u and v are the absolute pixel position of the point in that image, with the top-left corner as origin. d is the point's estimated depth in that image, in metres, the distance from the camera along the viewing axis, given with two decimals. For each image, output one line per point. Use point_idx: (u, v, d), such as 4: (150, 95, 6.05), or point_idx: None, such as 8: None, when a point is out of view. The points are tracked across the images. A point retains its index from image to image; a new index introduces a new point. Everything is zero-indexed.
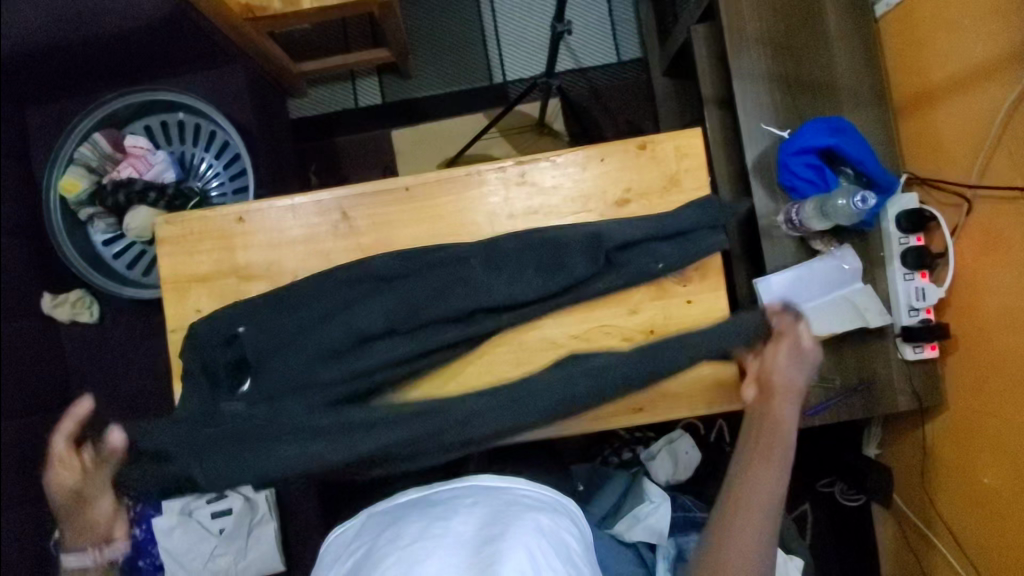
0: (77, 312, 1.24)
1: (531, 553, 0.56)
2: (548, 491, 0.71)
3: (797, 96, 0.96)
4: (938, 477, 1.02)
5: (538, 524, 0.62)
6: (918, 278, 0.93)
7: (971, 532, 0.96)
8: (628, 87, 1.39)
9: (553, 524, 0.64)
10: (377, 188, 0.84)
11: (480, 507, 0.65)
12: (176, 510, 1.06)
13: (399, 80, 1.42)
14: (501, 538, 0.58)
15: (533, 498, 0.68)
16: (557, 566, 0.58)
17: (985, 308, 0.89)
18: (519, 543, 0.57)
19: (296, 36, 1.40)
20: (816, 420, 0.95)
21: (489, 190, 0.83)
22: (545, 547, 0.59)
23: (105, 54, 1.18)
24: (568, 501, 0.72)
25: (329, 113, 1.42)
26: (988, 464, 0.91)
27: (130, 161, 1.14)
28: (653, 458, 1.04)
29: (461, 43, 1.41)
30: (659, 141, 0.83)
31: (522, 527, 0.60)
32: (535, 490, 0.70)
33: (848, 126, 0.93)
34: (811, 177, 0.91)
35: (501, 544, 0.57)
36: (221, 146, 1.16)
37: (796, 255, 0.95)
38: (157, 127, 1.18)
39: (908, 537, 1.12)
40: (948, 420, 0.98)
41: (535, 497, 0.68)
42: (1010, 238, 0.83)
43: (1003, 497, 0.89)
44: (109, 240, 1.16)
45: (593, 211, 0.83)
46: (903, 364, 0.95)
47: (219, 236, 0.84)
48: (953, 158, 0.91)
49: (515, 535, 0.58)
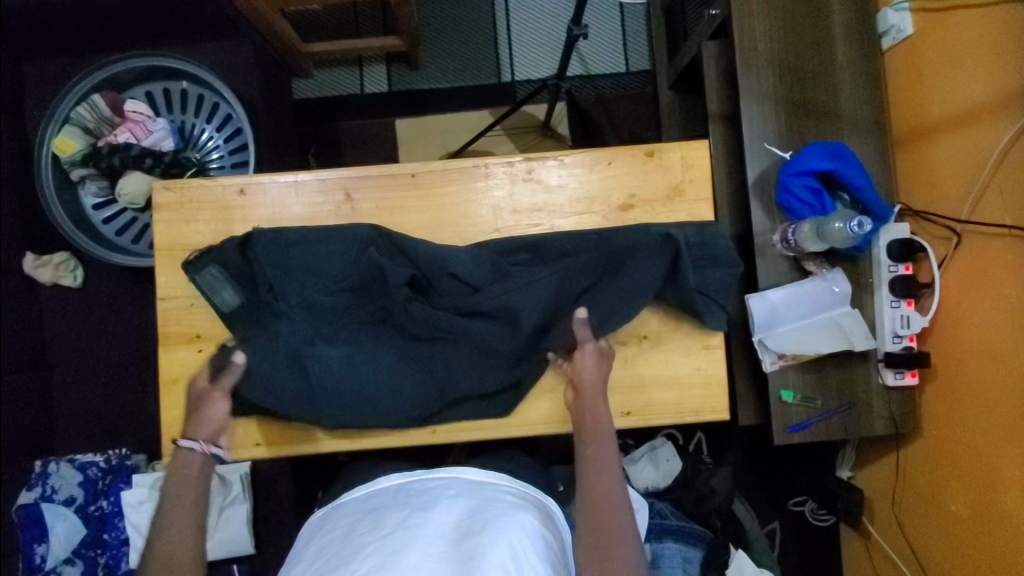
0: (60, 276, 1.21)
1: (512, 550, 0.57)
2: (530, 489, 0.71)
3: (801, 119, 0.98)
4: (906, 502, 1.04)
5: (522, 519, 0.62)
6: (902, 306, 0.96)
7: (935, 558, 0.98)
8: (633, 97, 1.41)
9: (538, 524, 0.64)
10: (382, 172, 0.83)
11: (462, 499, 0.64)
12: (148, 484, 1.05)
13: (407, 69, 1.41)
14: (482, 533, 0.58)
15: (515, 492, 0.68)
16: (538, 564, 0.58)
17: (966, 340, 0.92)
18: (500, 539, 0.57)
19: (307, 16, 1.39)
20: (796, 437, 0.96)
21: (494, 183, 0.83)
22: (528, 543, 0.60)
23: (112, 13, 1.16)
24: (551, 499, 0.72)
25: (334, 96, 1.41)
26: (956, 492, 0.94)
27: (128, 126, 1.11)
28: (633, 462, 1.03)
29: (472, 39, 1.41)
30: (666, 150, 0.84)
31: (504, 523, 0.60)
32: (518, 487, 0.70)
33: (849, 152, 0.95)
34: (809, 200, 0.93)
35: (482, 540, 0.57)
36: (223, 118, 1.15)
37: (789, 275, 0.97)
38: (159, 94, 1.16)
39: (872, 559, 1.15)
40: (922, 447, 1.00)
41: (517, 492, 0.68)
42: (995, 274, 0.86)
43: (968, 526, 0.91)
44: (100, 205, 1.14)
45: (596, 213, 0.83)
46: (883, 389, 0.98)
47: (217, 207, 0.83)
48: (946, 192, 0.93)
49: (497, 531, 0.58)
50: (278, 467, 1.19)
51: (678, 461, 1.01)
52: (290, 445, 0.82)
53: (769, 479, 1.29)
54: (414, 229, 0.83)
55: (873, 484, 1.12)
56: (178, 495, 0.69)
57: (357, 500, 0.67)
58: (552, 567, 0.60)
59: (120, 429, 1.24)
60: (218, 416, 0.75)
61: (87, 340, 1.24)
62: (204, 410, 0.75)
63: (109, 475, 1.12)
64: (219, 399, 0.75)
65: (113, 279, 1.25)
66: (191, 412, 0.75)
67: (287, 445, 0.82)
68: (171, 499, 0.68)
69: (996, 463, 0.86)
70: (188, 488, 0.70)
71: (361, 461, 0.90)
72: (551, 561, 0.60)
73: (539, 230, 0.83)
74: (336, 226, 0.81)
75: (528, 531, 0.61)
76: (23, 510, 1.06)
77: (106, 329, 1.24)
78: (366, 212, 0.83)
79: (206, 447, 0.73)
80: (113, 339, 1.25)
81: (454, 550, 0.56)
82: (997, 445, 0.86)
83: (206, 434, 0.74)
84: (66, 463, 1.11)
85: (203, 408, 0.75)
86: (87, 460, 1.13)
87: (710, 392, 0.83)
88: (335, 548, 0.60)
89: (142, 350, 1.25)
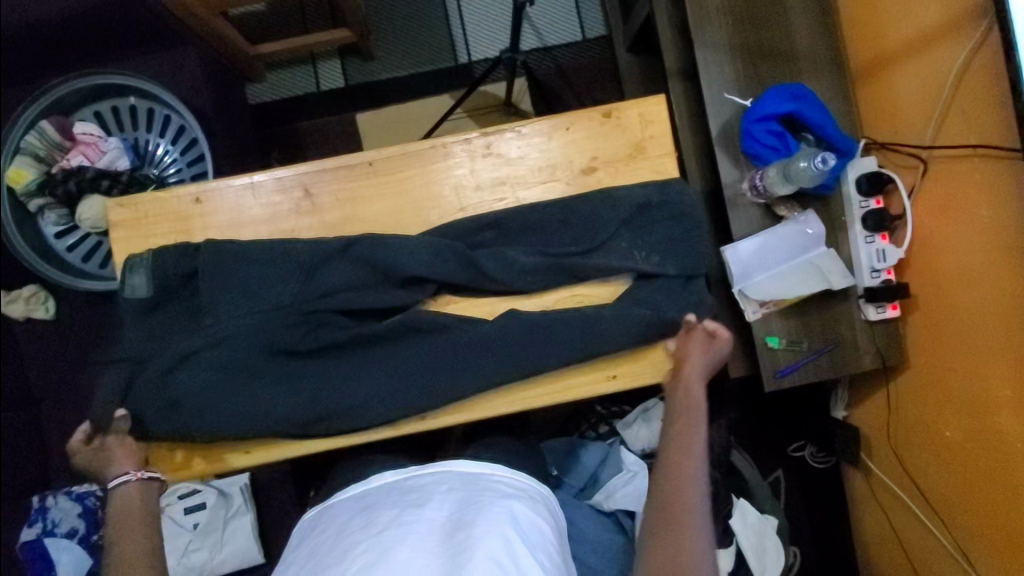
0: (31, 309, 1.19)
1: (504, 537, 0.57)
2: (527, 480, 0.71)
3: (758, 64, 0.97)
4: (903, 434, 1.05)
5: (513, 511, 0.62)
6: (877, 240, 0.95)
7: (935, 485, 0.99)
8: (593, 65, 1.39)
9: (531, 514, 0.64)
10: (340, 164, 0.82)
11: (456, 491, 0.65)
12: None
13: (362, 61, 1.38)
14: (474, 524, 0.58)
15: (510, 483, 0.68)
16: (530, 552, 0.58)
17: (942, 265, 0.92)
18: (492, 530, 0.58)
19: (253, 17, 1.36)
20: (785, 382, 0.96)
21: (455, 162, 0.82)
22: (521, 532, 0.60)
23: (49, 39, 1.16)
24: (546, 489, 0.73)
25: (290, 97, 1.38)
26: (951, 418, 0.94)
27: (80, 148, 1.09)
28: (628, 426, 1.02)
29: (424, 24, 1.38)
30: (623, 109, 0.83)
31: (496, 513, 0.61)
32: (512, 477, 0.70)
33: (809, 92, 0.94)
34: (773, 144, 0.93)
35: (475, 531, 0.57)
36: (177, 130, 1.13)
37: (762, 223, 0.97)
38: (108, 113, 1.13)
39: (875, 494, 1.16)
40: (910, 378, 1.01)
41: (513, 484, 0.68)
42: (963, 195, 0.86)
43: (965, 448, 0.92)
44: (62, 233, 1.12)
45: (560, 180, 0.82)
46: (867, 325, 0.97)
47: (175, 218, 0.81)
48: (908, 121, 0.93)
49: (489, 522, 0.59)
50: (277, 473, 1.19)
51: None
52: (190, 470, 0.80)
53: (768, 429, 1.29)
54: (378, 219, 0.81)
55: (868, 420, 1.13)
56: (122, 522, 0.68)
57: (349, 501, 0.68)
58: (545, 555, 0.60)
59: None
60: (127, 455, 0.76)
61: (63, 372, 1.22)
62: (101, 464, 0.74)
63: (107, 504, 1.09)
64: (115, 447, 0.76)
65: (83, 306, 1.22)
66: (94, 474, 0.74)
67: (185, 469, 0.81)
68: (118, 530, 0.67)
69: (988, 384, 0.87)
70: (134, 520, 0.69)
71: (354, 458, 0.90)
72: (545, 548, 0.61)
73: (504, 204, 0.82)
74: (283, 240, 0.80)
75: (521, 522, 0.61)
76: (28, 547, 1.05)
77: (84, 359, 1.22)
78: (328, 205, 0.81)
79: (133, 475, 0.73)
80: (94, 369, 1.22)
81: (446, 544, 0.57)
82: (987, 365, 0.86)
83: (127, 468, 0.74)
84: (63, 496, 1.10)
85: (113, 455, 0.75)
86: (84, 491, 1.10)
87: None
88: (327, 547, 0.61)
89: None
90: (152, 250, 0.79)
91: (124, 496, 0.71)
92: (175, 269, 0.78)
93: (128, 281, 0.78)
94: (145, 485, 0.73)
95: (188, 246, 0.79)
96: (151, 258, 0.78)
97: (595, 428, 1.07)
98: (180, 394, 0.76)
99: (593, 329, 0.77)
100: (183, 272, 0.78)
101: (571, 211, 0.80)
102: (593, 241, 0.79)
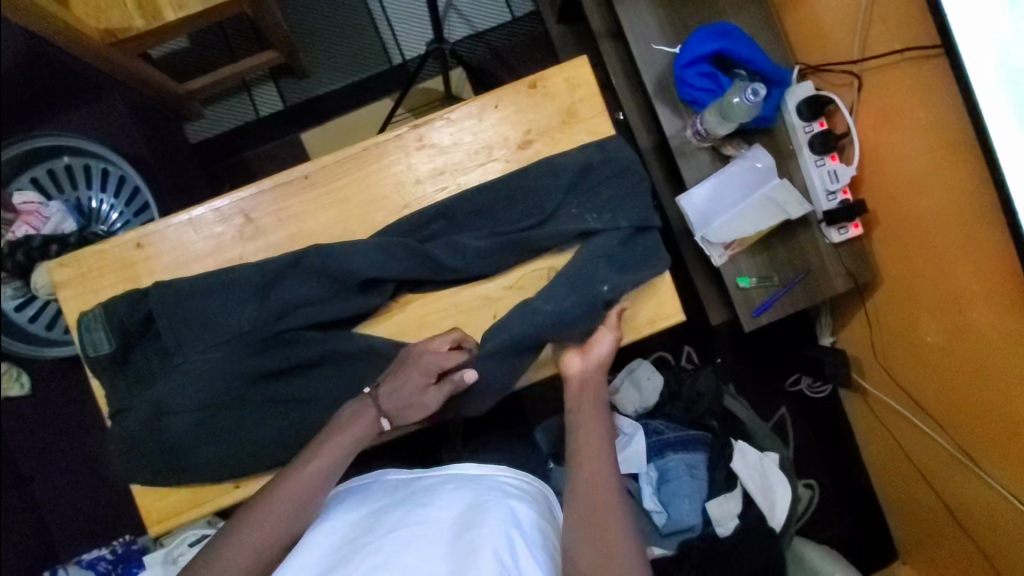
0: (6, 386, 1.17)
1: (511, 539, 0.57)
2: (530, 478, 0.70)
3: (679, 8, 0.96)
4: (887, 347, 1.05)
5: (516, 509, 0.62)
6: (828, 163, 0.95)
7: (926, 392, 1.00)
8: (526, 42, 1.38)
9: (535, 513, 0.63)
10: (276, 183, 0.81)
11: (460, 491, 0.64)
12: (161, 560, 0.93)
13: (295, 79, 1.36)
14: (481, 525, 0.58)
15: (515, 481, 0.68)
16: (535, 553, 0.58)
17: (893, 175, 0.93)
18: (500, 530, 0.57)
19: (178, 55, 1.34)
20: (763, 318, 0.96)
21: (391, 160, 0.81)
22: (527, 533, 0.60)
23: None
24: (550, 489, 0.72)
25: (230, 128, 1.35)
26: (929, 323, 0.95)
27: (23, 218, 1.05)
28: (618, 391, 1.02)
29: (350, 31, 1.36)
30: (548, 77, 0.82)
31: (503, 513, 0.60)
32: (516, 476, 0.69)
33: (733, 28, 0.94)
34: (707, 86, 0.92)
35: (480, 531, 0.57)
36: (119, 182, 1.12)
37: (710, 166, 0.96)
38: (44, 177, 1.10)
39: (875, 412, 1.16)
40: (884, 291, 1.02)
41: (517, 481, 0.68)
42: (901, 103, 0.87)
43: (948, 350, 0.93)
44: (20, 305, 1.10)
45: (498, 159, 0.82)
46: (832, 248, 0.97)
47: (120, 267, 0.80)
48: (836, 39, 0.93)
49: (496, 522, 0.58)
50: None
51: (659, 376, 1.01)
52: (177, 518, 0.78)
53: (762, 370, 1.29)
54: (325, 231, 0.81)
55: (855, 341, 1.14)
56: (338, 437, 0.70)
57: (352, 499, 0.67)
58: (548, 555, 0.59)
59: (114, 517, 1.19)
60: (412, 390, 0.71)
61: (50, 443, 1.20)
62: (418, 369, 0.71)
63: (119, 565, 1.06)
64: (433, 400, 0.72)
65: (59, 373, 1.20)
66: (404, 358, 0.73)
67: (169, 520, 0.79)
68: (332, 438, 0.69)
69: (956, 284, 0.88)
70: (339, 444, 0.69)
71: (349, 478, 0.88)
72: (548, 548, 0.61)
73: (447, 192, 0.81)
74: (222, 269, 0.79)
75: (523, 519, 0.61)
76: None
77: (68, 426, 1.20)
78: (271, 226, 0.80)
79: (377, 422, 0.71)
80: (80, 433, 1.20)
81: (453, 546, 0.56)
82: (952, 265, 0.87)
83: (389, 407, 0.72)
84: (74, 566, 1.07)
85: (404, 381, 0.71)
86: (95, 557, 1.08)
87: (659, 300, 0.81)
88: (336, 547, 0.60)
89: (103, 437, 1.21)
90: (104, 303, 0.78)
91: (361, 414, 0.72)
92: (127, 321, 0.76)
93: (89, 339, 0.77)
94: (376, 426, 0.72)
95: (137, 291, 0.78)
96: (104, 311, 0.77)
97: None
98: (157, 439, 0.75)
99: (556, 299, 0.76)
100: (138, 320, 0.77)
101: (514, 187, 0.79)
102: (541, 214, 0.79)
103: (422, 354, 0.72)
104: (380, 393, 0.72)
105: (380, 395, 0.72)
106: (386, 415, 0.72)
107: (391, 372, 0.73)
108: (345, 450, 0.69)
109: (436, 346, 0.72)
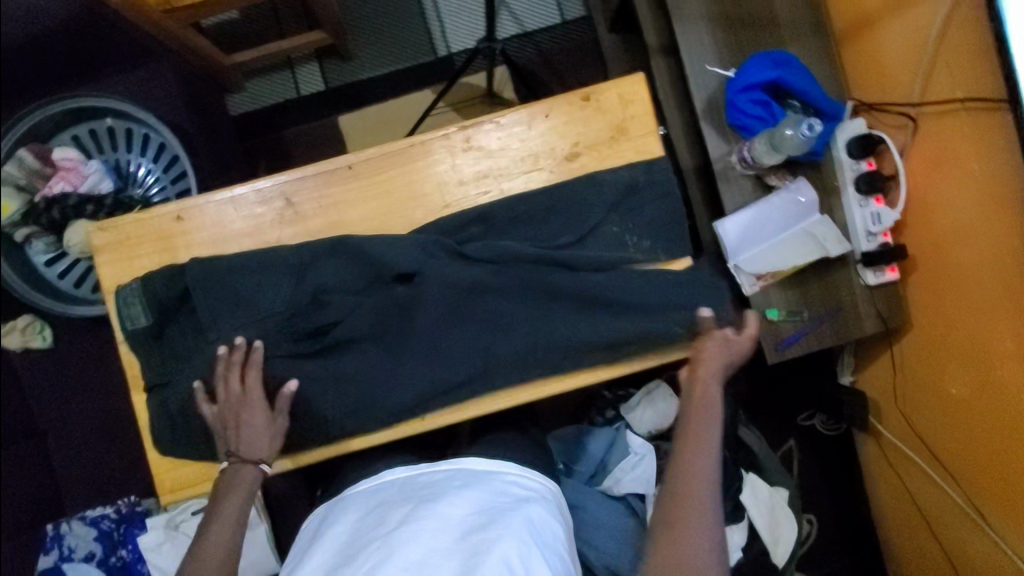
0: (29, 339, 1.19)
1: (520, 541, 0.57)
2: (539, 480, 0.70)
3: (738, 33, 0.95)
4: (910, 393, 1.04)
5: (526, 511, 0.62)
6: (872, 203, 0.94)
7: (943, 440, 0.98)
8: (574, 47, 1.37)
9: (545, 516, 0.63)
10: (320, 170, 0.81)
11: (468, 489, 0.63)
12: (162, 524, 0.99)
13: (340, 62, 1.36)
14: (489, 527, 0.58)
15: (522, 482, 0.67)
16: (545, 558, 0.58)
17: (939, 221, 0.91)
18: (507, 532, 0.57)
19: (228, 26, 1.34)
20: (788, 353, 0.95)
21: (436, 158, 0.81)
22: (538, 536, 0.60)
23: (46, 57, 1.27)
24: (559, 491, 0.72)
25: (271, 105, 1.35)
26: (956, 373, 0.93)
27: (61, 174, 1.06)
28: (632, 409, 1.01)
29: (400, 19, 1.35)
30: (602, 91, 0.81)
31: (513, 516, 0.60)
32: (525, 478, 0.69)
33: (792, 58, 0.92)
34: (759, 114, 0.91)
35: (489, 534, 0.57)
36: (158, 148, 1.12)
37: (753, 194, 0.95)
38: (86, 136, 1.11)
39: (887, 456, 1.15)
40: (914, 336, 1.00)
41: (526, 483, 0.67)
42: (955, 150, 0.85)
43: (972, 404, 0.91)
44: (51, 260, 1.11)
45: (543, 169, 0.81)
46: (867, 290, 0.96)
47: (158, 238, 0.81)
48: (895, 79, 0.91)
49: (505, 523, 0.59)
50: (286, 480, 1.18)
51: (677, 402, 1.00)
52: (190, 490, 0.79)
53: (776, 401, 1.28)
54: (363, 223, 0.81)
55: (874, 384, 1.13)
56: (231, 499, 0.69)
57: (363, 494, 0.67)
58: (558, 558, 0.60)
59: (121, 477, 1.21)
60: (259, 432, 0.73)
61: (62, 397, 1.22)
62: (249, 409, 0.73)
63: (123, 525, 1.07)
64: (282, 421, 0.74)
65: (81, 331, 1.22)
66: (231, 415, 0.73)
67: (181, 491, 0.80)
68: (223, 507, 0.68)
69: (988, 337, 0.86)
70: (234, 498, 0.69)
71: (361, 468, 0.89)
72: (557, 552, 0.60)
73: (489, 196, 0.81)
74: (258, 249, 0.79)
75: (535, 521, 0.61)
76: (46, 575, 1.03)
77: (86, 384, 1.22)
78: (311, 212, 0.81)
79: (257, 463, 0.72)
80: (95, 391, 1.22)
81: (460, 545, 0.57)
82: (988, 319, 0.85)
83: (257, 455, 0.72)
84: (78, 522, 1.09)
85: (251, 429, 0.73)
86: (99, 515, 1.09)
87: None
88: (344, 546, 0.61)
89: (118, 398, 1.22)
90: (141, 274, 0.79)
91: (241, 479, 0.71)
92: (161, 293, 0.77)
93: (125, 311, 0.78)
94: (257, 471, 0.72)
95: (174, 265, 0.78)
96: (142, 285, 0.78)
97: (603, 413, 1.06)
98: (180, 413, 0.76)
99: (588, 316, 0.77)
100: (173, 293, 0.77)
101: (557, 199, 0.79)
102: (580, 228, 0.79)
103: (239, 399, 0.73)
104: (237, 450, 0.72)
105: (242, 452, 0.72)
106: (263, 459, 0.72)
107: (234, 432, 0.73)
108: (239, 498, 0.69)
109: (241, 384, 0.73)
